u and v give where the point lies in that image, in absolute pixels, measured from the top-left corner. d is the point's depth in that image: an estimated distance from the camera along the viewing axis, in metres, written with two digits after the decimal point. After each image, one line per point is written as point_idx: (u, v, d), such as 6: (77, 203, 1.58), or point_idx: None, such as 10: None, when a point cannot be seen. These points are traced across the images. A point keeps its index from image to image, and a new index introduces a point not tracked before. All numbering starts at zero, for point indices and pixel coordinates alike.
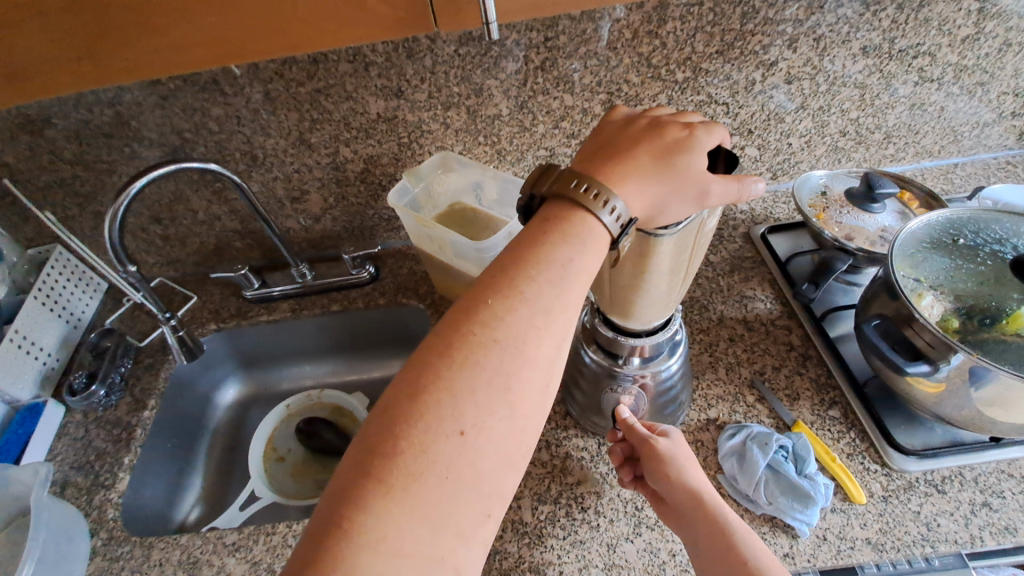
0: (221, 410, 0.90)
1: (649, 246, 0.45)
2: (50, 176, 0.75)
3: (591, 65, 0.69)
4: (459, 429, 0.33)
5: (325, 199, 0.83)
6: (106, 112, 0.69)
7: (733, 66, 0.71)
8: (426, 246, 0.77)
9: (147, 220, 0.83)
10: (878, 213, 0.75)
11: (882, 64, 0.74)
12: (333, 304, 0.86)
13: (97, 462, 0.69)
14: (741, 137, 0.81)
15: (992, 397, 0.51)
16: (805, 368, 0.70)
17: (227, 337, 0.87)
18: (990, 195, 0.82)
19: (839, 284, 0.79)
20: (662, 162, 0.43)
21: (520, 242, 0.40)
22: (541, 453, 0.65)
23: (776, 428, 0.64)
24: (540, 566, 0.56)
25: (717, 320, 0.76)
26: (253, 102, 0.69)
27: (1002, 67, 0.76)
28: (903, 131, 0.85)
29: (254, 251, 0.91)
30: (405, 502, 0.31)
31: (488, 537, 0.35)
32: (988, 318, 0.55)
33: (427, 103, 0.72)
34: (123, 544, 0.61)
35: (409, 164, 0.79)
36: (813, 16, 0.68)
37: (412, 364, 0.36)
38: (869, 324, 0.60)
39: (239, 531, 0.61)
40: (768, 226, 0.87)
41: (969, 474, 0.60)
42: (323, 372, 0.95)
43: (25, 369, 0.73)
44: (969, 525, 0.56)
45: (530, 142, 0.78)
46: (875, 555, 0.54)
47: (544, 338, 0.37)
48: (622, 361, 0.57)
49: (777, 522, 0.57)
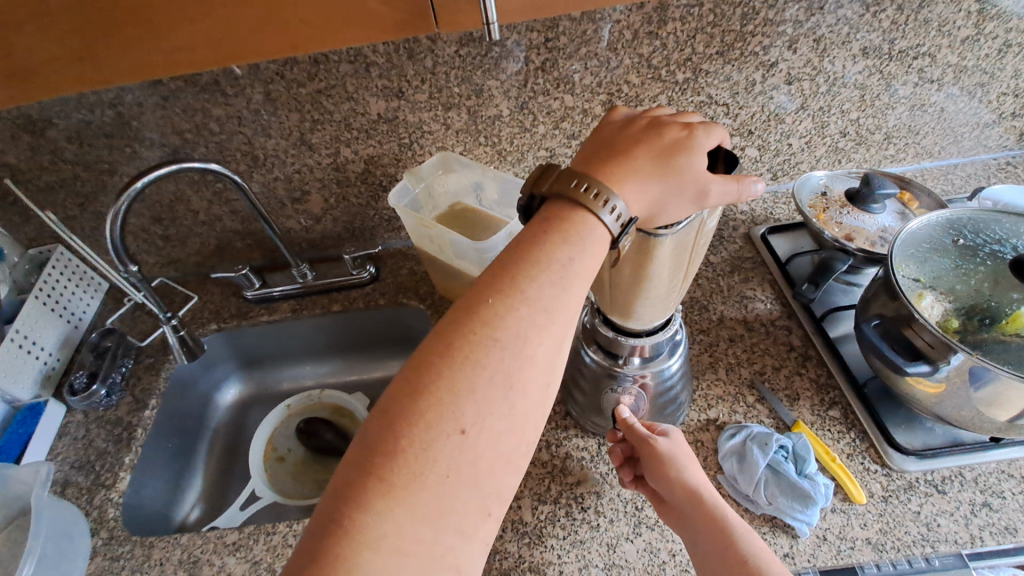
0: (221, 410, 0.90)
1: (650, 246, 0.45)
2: (50, 176, 0.75)
3: (592, 65, 0.69)
4: (459, 428, 0.33)
5: (326, 200, 0.83)
6: (107, 113, 0.69)
7: (733, 66, 0.72)
8: (426, 247, 0.77)
9: (148, 220, 0.84)
10: (878, 213, 0.75)
11: (882, 65, 0.74)
12: (334, 304, 0.86)
13: (97, 462, 0.69)
14: (741, 137, 0.81)
15: (992, 398, 0.51)
16: (805, 368, 0.70)
17: (228, 337, 0.87)
18: (990, 196, 0.82)
19: (839, 285, 0.79)
20: (663, 162, 0.43)
21: (521, 242, 0.40)
22: (541, 453, 0.65)
23: (776, 428, 0.64)
24: (540, 566, 0.56)
25: (717, 320, 0.76)
26: (254, 103, 0.69)
27: (1002, 68, 0.76)
28: (903, 132, 0.85)
29: (255, 251, 0.91)
30: (406, 501, 0.31)
31: (488, 536, 0.35)
32: (988, 318, 0.56)
33: (428, 103, 0.72)
34: (124, 544, 0.61)
35: (409, 164, 0.79)
36: (813, 18, 0.68)
37: (413, 364, 0.36)
38: (869, 324, 0.60)
39: (239, 531, 0.61)
40: (768, 226, 0.87)
41: (970, 474, 0.60)
42: (324, 372, 0.95)
43: (25, 369, 0.73)
44: (969, 526, 0.56)
45: (531, 142, 0.78)
46: (875, 555, 0.54)
47: (544, 336, 0.37)
48: (622, 361, 0.57)
49: (777, 522, 0.57)
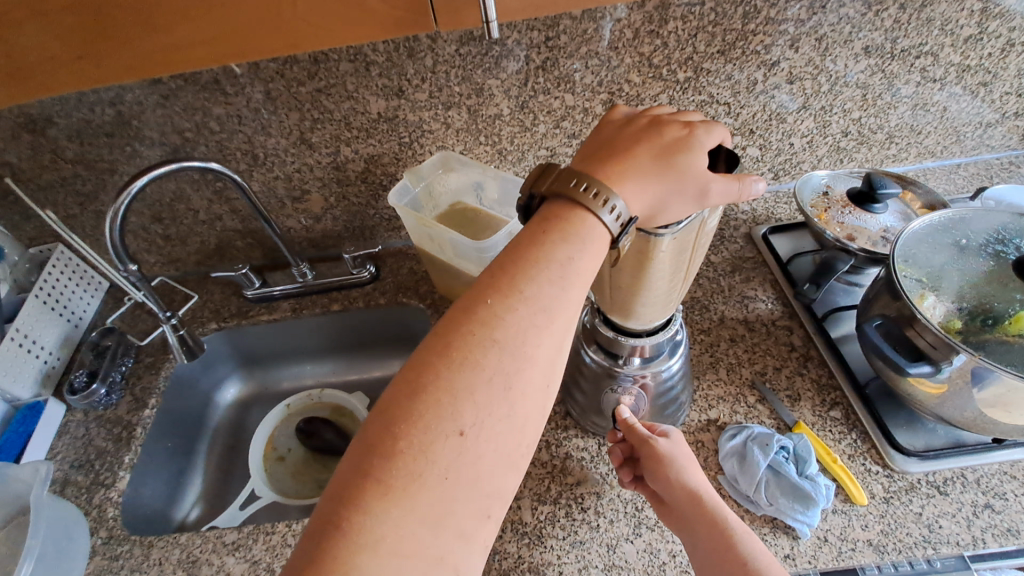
0: (221, 409, 0.90)
1: (650, 246, 0.45)
2: (51, 175, 0.75)
3: (592, 65, 0.69)
4: (458, 429, 0.33)
5: (326, 199, 0.83)
6: (107, 112, 0.69)
7: (734, 66, 0.71)
8: (427, 247, 0.77)
9: (148, 219, 0.84)
10: (879, 213, 0.74)
11: (884, 64, 0.74)
12: (333, 304, 0.86)
13: (97, 461, 0.69)
14: (742, 137, 0.81)
15: (994, 398, 0.51)
16: (807, 368, 0.70)
17: (228, 336, 0.87)
18: (993, 195, 0.82)
19: (840, 285, 0.78)
20: (664, 162, 0.43)
21: (520, 242, 0.40)
22: (541, 453, 0.65)
23: (777, 429, 0.64)
24: (540, 567, 0.56)
25: (718, 320, 0.76)
26: (254, 102, 0.69)
27: (1005, 67, 0.76)
28: (905, 131, 0.85)
29: (255, 250, 0.91)
30: (405, 502, 0.31)
31: (488, 538, 0.35)
32: (991, 319, 0.56)
33: (427, 102, 0.72)
34: (123, 543, 0.61)
35: (409, 164, 0.79)
36: (815, 16, 0.67)
37: (412, 364, 0.35)
38: (869, 324, 0.60)
39: (238, 530, 0.61)
40: (769, 226, 0.86)
41: (972, 475, 0.59)
42: (323, 371, 0.95)
43: (26, 368, 0.73)
44: (971, 527, 0.56)
45: (531, 142, 0.77)
46: (877, 556, 0.54)
47: (543, 337, 0.37)
48: (622, 362, 0.57)
49: (777, 523, 0.57)
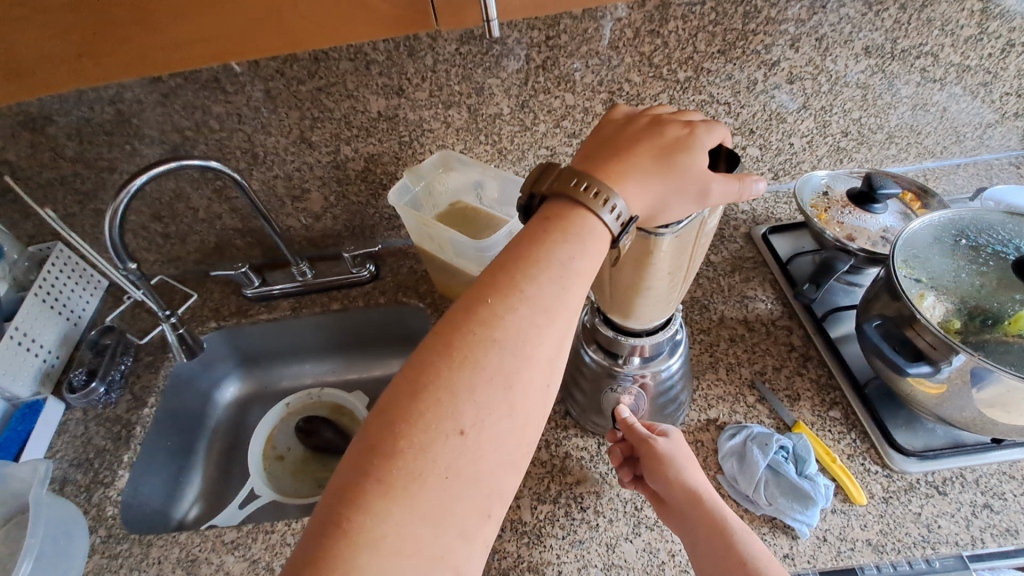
0: (221, 407, 0.90)
1: (650, 245, 0.45)
2: (50, 173, 0.75)
3: (592, 64, 0.69)
4: (459, 428, 0.33)
5: (326, 198, 0.83)
6: (107, 110, 0.69)
7: (735, 65, 0.71)
8: (427, 247, 0.77)
9: (148, 218, 0.83)
10: (879, 213, 0.74)
11: (884, 64, 0.74)
12: (333, 304, 0.86)
13: (96, 459, 0.69)
14: (742, 137, 0.81)
15: (994, 398, 0.51)
16: (807, 368, 0.70)
17: (227, 335, 0.87)
18: (993, 196, 0.83)
19: (840, 284, 0.78)
20: (665, 161, 0.43)
21: (520, 241, 0.40)
22: (540, 453, 0.65)
23: (777, 428, 0.64)
24: (540, 566, 0.56)
25: (718, 320, 0.76)
26: (254, 100, 0.69)
27: (1005, 67, 0.76)
28: (905, 131, 0.84)
29: (254, 249, 0.90)
30: (405, 502, 0.31)
31: (488, 538, 0.35)
32: (990, 319, 0.56)
33: (427, 101, 0.72)
34: (121, 542, 0.61)
35: (409, 163, 0.79)
36: (816, 16, 0.67)
37: (412, 364, 0.35)
38: (869, 324, 0.60)
39: (238, 529, 0.61)
40: (769, 226, 0.86)
41: (971, 475, 0.59)
42: (322, 371, 0.95)
43: (25, 366, 0.73)
44: (970, 527, 0.56)
45: (531, 141, 0.77)
46: (875, 556, 0.54)
47: (544, 337, 0.37)
48: (621, 361, 0.57)
49: (777, 522, 0.57)
